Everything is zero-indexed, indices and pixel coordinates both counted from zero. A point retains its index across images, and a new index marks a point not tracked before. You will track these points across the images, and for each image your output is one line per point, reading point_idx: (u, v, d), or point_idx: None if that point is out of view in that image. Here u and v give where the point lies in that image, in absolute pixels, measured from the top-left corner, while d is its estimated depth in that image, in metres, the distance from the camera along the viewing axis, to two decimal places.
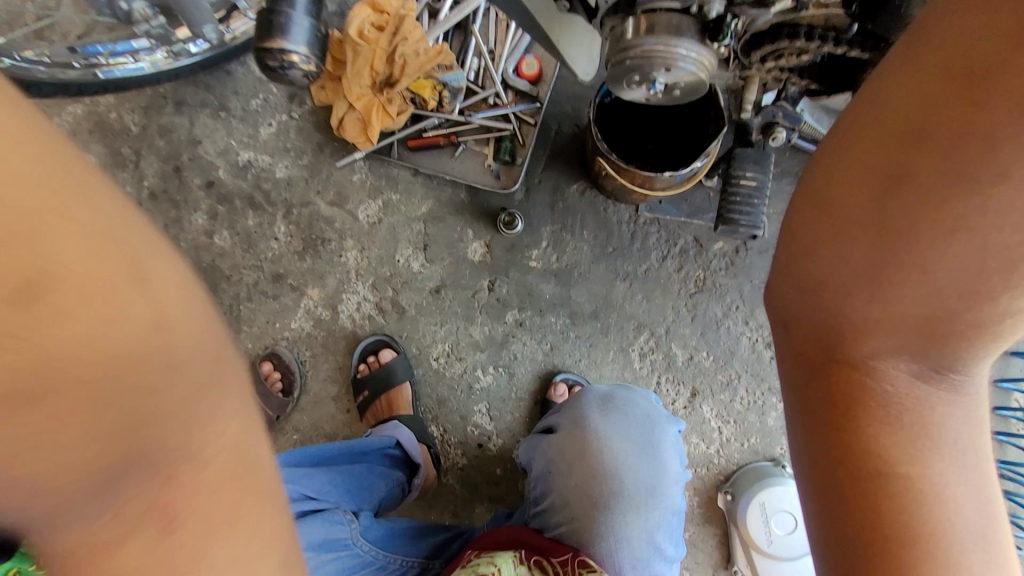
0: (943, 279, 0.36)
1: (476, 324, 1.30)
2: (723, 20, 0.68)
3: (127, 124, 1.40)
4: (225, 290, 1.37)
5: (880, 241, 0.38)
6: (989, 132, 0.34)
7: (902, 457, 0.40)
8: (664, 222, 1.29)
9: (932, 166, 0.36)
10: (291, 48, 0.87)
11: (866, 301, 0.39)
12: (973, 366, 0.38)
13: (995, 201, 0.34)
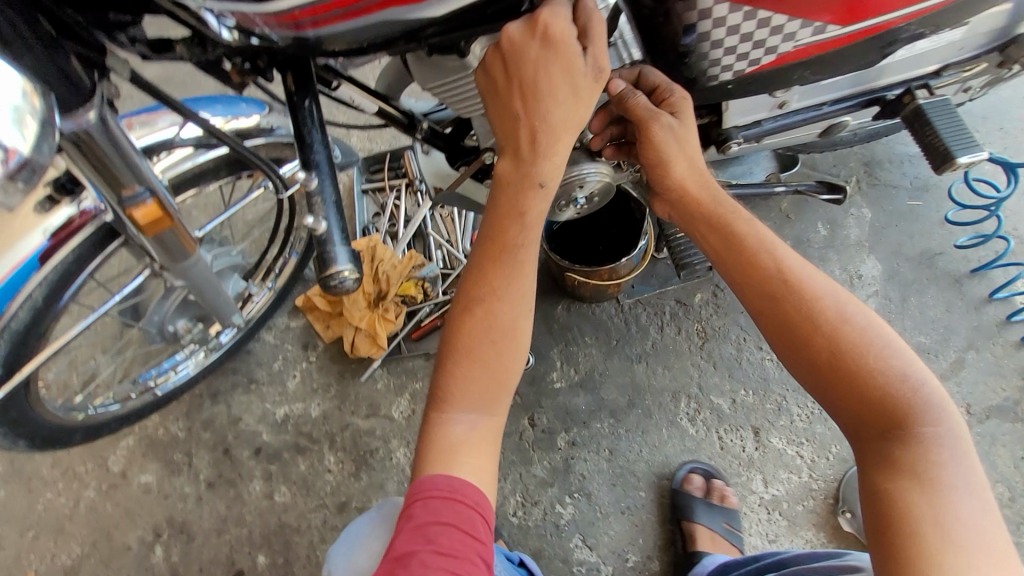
0: (843, 365, 0.62)
1: (535, 462, 1.35)
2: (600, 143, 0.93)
3: (175, 432, 1.56)
4: (300, 541, 1.40)
5: (807, 351, 0.64)
6: (807, 287, 0.64)
7: (917, 482, 0.58)
8: (645, 300, 1.45)
9: (799, 312, 0.64)
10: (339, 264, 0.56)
11: (840, 389, 0.62)
12: (909, 412, 0.60)
13: (844, 323, 0.62)
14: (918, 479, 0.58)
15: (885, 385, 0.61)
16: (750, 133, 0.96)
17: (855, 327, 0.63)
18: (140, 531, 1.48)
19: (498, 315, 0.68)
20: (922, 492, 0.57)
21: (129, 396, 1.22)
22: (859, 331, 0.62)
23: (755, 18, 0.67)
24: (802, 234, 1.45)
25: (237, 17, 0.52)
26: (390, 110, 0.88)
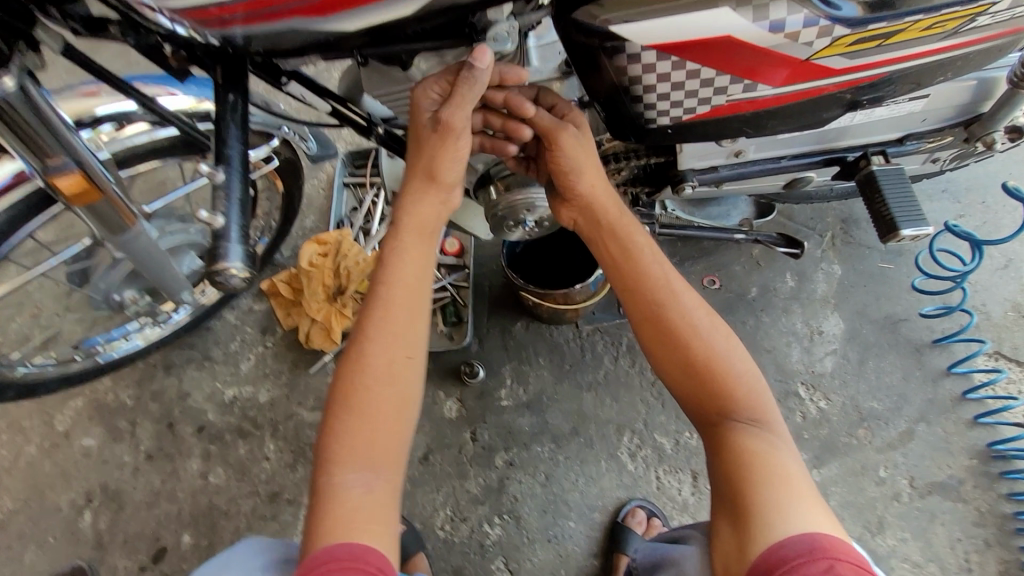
0: (695, 352, 0.73)
1: (470, 478, 1.34)
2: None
3: (123, 399, 1.56)
4: (226, 526, 1.40)
5: (670, 351, 0.74)
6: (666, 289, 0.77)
7: (749, 453, 0.68)
8: (604, 328, 1.45)
9: (665, 308, 0.75)
10: (228, 263, 0.57)
11: (693, 378, 0.73)
12: (748, 401, 0.71)
13: (691, 319, 0.74)
14: (751, 454, 0.68)
15: (734, 370, 0.72)
16: (706, 177, 0.96)
17: (704, 322, 0.74)
18: (73, 494, 1.48)
19: (376, 396, 0.71)
20: (757, 463, 0.67)
21: (71, 359, 1.22)
22: (705, 326, 0.74)
23: (683, 68, 0.66)
24: (770, 282, 1.44)
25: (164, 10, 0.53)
26: (345, 111, 0.88)
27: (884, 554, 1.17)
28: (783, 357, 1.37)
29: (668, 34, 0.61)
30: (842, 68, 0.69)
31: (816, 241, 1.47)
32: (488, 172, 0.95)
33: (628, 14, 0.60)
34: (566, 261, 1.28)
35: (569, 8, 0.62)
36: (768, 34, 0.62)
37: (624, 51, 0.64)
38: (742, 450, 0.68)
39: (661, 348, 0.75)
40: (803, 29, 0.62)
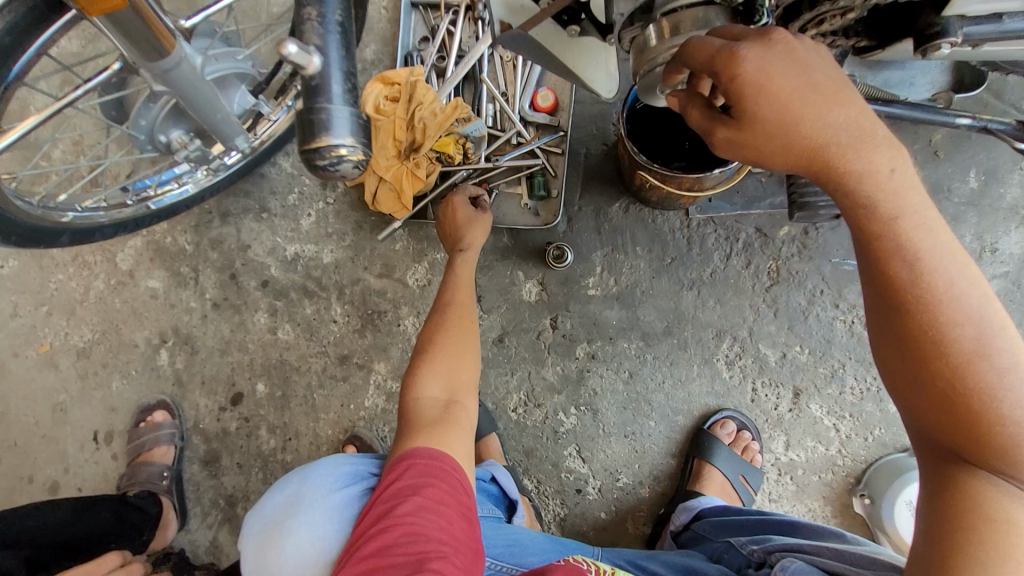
0: (951, 377, 0.47)
1: (548, 366, 1.27)
2: (754, 5, 0.64)
3: (182, 244, 1.48)
4: (298, 381, 1.40)
5: (904, 361, 0.49)
6: (916, 270, 0.48)
7: (988, 520, 0.47)
8: (719, 219, 1.22)
9: (909, 302, 0.48)
10: (337, 142, 0.56)
11: (927, 405, 0.49)
12: (1019, 456, 0.47)
13: (951, 326, 0.47)
14: (999, 539, 0.46)
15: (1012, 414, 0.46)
16: (976, 31, 0.65)
17: (969, 332, 0.47)
18: (147, 333, 1.49)
19: (447, 344, 0.92)
20: (992, 542, 0.47)
21: (122, 203, 1.08)
22: (977, 339, 0.47)
23: None
24: (944, 180, 1.14)
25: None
26: None
27: None
28: None
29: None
30: None
31: None
32: (650, 3, 0.66)
33: None
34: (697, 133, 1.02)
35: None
36: None
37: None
38: (979, 530, 0.47)
39: (893, 353, 0.50)
40: None
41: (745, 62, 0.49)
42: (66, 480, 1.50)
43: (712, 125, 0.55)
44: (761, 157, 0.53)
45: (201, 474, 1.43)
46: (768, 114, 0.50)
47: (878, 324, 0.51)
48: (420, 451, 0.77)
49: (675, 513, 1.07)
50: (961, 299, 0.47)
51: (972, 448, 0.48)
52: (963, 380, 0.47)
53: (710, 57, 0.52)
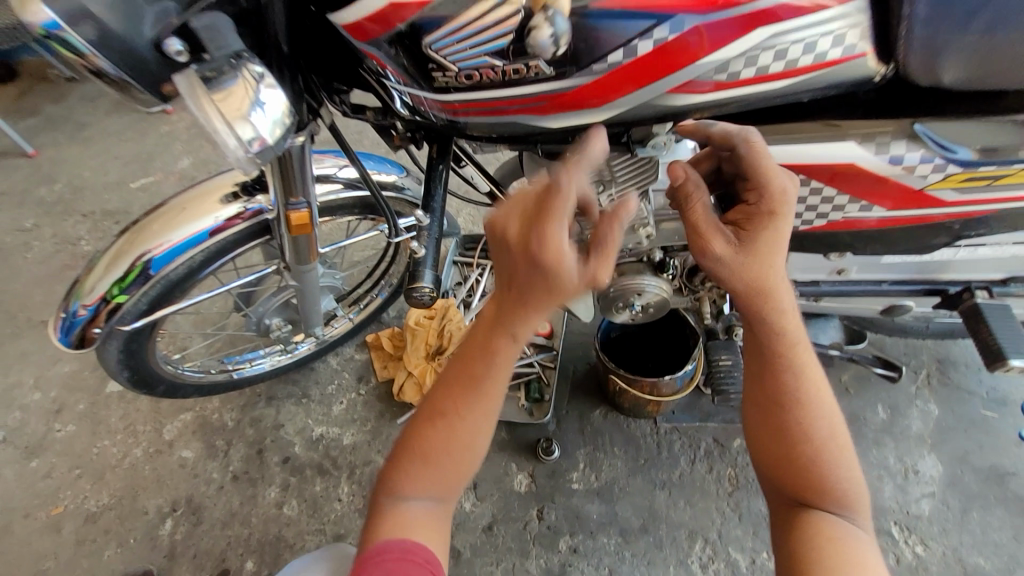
0: (811, 439, 0.73)
1: (532, 558, 1.33)
2: (664, 261, 1.05)
3: (225, 420, 1.72)
4: (288, 559, 1.44)
5: (785, 429, 0.74)
6: (797, 375, 0.74)
7: (831, 536, 0.71)
8: (682, 429, 1.46)
9: (790, 391, 0.74)
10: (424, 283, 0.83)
11: (797, 461, 0.74)
12: (843, 499, 0.73)
13: (813, 412, 0.74)
14: (837, 549, 0.70)
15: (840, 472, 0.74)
16: (808, 289, 1.04)
17: (822, 421, 0.74)
18: (160, 501, 1.60)
19: (467, 425, 0.70)
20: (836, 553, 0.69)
21: (209, 370, 1.39)
22: (824, 424, 0.74)
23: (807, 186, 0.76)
24: (859, 411, 1.42)
25: (413, 102, 0.73)
26: (498, 194, 1.07)
27: None
28: (874, 491, 1.31)
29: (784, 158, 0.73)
30: (954, 202, 0.74)
31: (910, 376, 1.45)
32: None
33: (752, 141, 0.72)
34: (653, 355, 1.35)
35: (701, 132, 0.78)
36: (887, 166, 0.70)
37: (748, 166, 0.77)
38: (821, 547, 0.70)
39: (773, 424, 0.75)
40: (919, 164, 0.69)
41: (778, 209, 0.70)
42: None
43: (709, 228, 0.72)
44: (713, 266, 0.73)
45: None
46: (763, 246, 0.71)
47: (788, 412, 0.74)
48: (393, 539, 0.70)
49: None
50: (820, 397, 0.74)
51: (811, 492, 0.74)
52: (819, 448, 0.73)
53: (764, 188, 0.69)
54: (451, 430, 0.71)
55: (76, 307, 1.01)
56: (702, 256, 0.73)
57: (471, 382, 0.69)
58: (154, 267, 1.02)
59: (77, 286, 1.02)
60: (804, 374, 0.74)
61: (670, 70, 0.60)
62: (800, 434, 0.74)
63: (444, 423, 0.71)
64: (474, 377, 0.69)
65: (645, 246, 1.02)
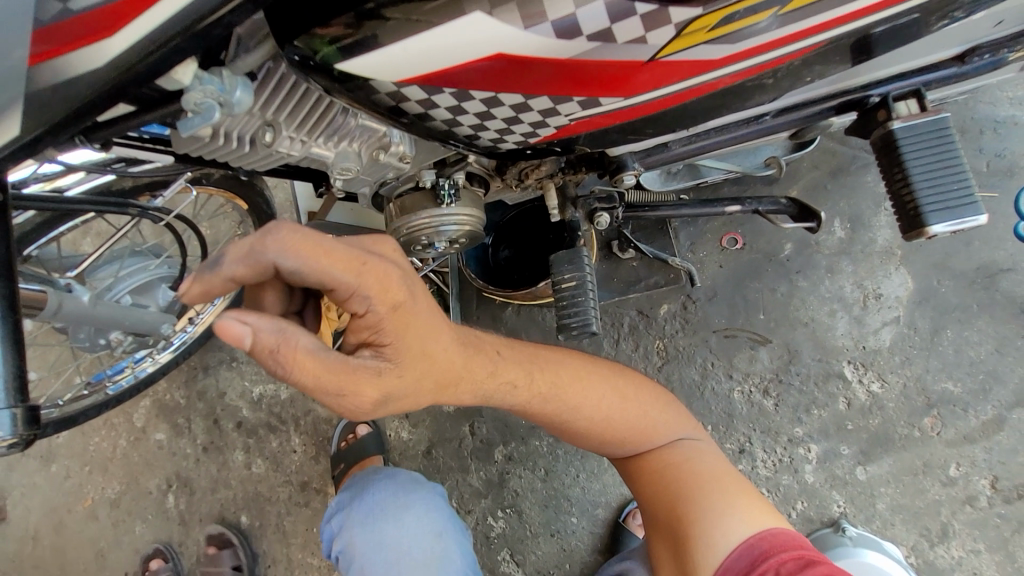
0: (604, 413, 0.83)
1: (472, 472, 1.33)
2: (439, 185, 0.74)
3: (178, 398, 1.74)
4: (271, 510, 1.55)
5: (583, 419, 0.82)
6: (572, 380, 0.81)
7: (670, 458, 0.88)
8: (603, 308, 1.26)
9: (566, 395, 0.80)
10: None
11: (603, 437, 0.85)
12: (663, 430, 0.89)
13: (600, 395, 0.82)
14: (674, 476, 0.86)
15: (640, 419, 0.86)
16: (654, 159, 0.73)
17: (609, 394, 0.83)
18: (157, 480, 1.74)
19: None
20: (680, 474, 0.86)
21: (82, 394, 1.31)
22: (615, 398, 0.84)
23: (476, 97, 0.50)
24: (809, 233, 1.14)
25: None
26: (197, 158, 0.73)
27: (946, 568, 0.98)
28: (824, 330, 1.11)
29: (413, 68, 0.46)
30: (723, 56, 0.50)
31: (878, 171, 1.12)
32: (379, 194, 0.78)
33: (351, 47, 0.45)
34: (531, 256, 1.07)
35: (279, 37, 0.45)
36: (559, 43, 0.44)
37: (378, 91, 0.49)
38: (660, 477, 0.87)
39: (575, 421, 0.82)
40: (613, 25, 0.43)
41: (403, 302, 0.54)
42: None
43: (354, 374, 0.53)
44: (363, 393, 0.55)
45: None
46: (418, 348, 0.57)
47: (571, 414, 0.81)
48: None
49: (617, 558, 0.97)
50: (599, 377, 0.84)
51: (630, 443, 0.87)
52: (618, 421, 0.84)
53: (376, 290, 0.52)
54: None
55: None
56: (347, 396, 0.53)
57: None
58: None
59: None
60: (547, 388, 0.78)
61: None
62: (592, 422, 0.82)
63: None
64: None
65: (406, 167, 0.71)
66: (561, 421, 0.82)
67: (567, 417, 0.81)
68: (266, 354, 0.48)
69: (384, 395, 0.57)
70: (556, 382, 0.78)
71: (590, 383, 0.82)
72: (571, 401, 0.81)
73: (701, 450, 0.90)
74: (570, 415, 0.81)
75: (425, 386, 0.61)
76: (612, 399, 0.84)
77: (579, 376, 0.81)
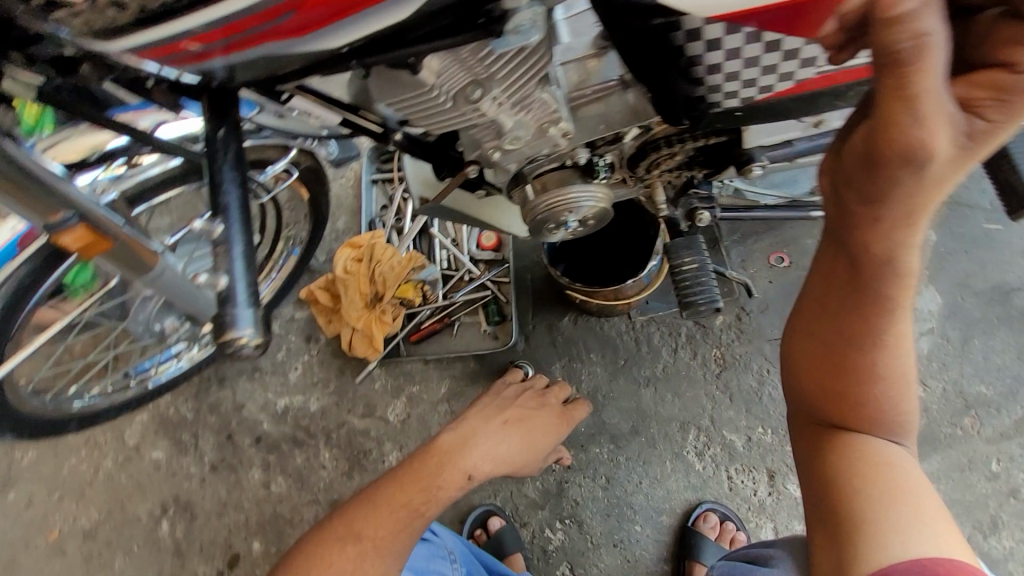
0: (869, 359, 0.56)
1: (528, 482, 1.31)
2: (592, 162, 0.81)
3: (184, 412, 1.60)
4: (293, 533, 1.45)
5: (824, 343, 0.58)
6: (871, 306, 0.52)
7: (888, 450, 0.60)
8: (660, 318, 1.34)
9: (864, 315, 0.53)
10: (237, 333, 0.49)
11: (825, 374, 0.59)
12: (903, 419, 0.60)
13: (889, 346, 0.55)
14: (878, 471, 0.58)
15: (893, 386, 0.58)
16: (776, 154, 0.82)
17: (880, 350, 0.55)
18: (150, 505, 1.57)
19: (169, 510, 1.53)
20: (879, 481, 0.58)
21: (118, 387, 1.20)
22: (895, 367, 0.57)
23: (761, 40, 0.57)
24: None
25: (169, 63, 0.49)
26: (356, 119, 0.79)
27: (1001, 558, 1.06)
28: None
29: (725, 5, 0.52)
30: None
31: None
32: (520, 172, 0.83)
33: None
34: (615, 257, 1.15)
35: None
36: None
37: (682, 27, 0.54)
38: (859, 459, 0.60)
39: (823, 340, 0.58)
40: None
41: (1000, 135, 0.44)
42: None
43: (931, 112, 0.40)
44: (890, 142, 0.42)
45: None
46: (948, 179, 0.45)
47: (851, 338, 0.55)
48: None
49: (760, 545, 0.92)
50: (876, 322, 0.54)
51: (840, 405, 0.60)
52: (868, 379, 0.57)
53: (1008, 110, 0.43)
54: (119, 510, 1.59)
55: None
56: (893, 128, 0.41)
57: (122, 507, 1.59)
58: None
59: None
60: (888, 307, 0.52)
61: None
62: (857, 358, 0.56)
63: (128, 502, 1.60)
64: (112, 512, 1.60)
65: (565, 147, 0.77)
66: (837, 328, 0.56)
67: (846, 333, 0.56)
68: (931, 27, 0.37)
69: (908, 160, 0.42)
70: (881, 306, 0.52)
71: (882, 339, 0.55)
72: (876, 327, 0.54)
73: (917, 478, 0.59)
74: (809, 325, 0.60)
75: (904, 206, 0.45)
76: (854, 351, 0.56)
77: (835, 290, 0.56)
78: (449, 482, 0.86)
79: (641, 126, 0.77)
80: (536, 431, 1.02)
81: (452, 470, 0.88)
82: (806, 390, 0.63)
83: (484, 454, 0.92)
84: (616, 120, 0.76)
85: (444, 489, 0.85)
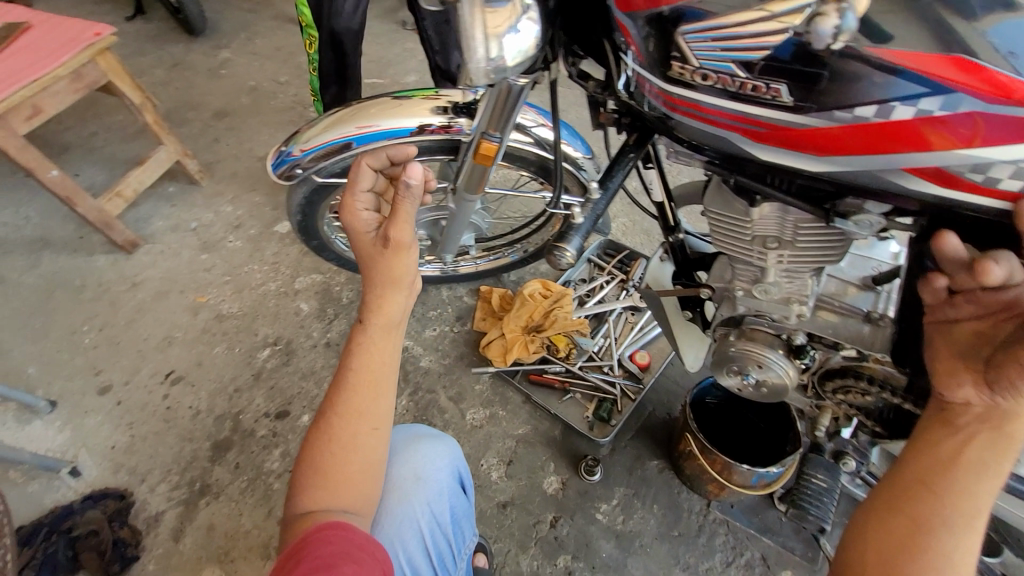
0: (950, 533, 0.63)
1: (527, 554, 1.34)
2: (804, 348, 0.97)
3: (343, 297, 1.93)
4: None
5: (913, 500, 0.66)
6: (967, 477, 0.65)
7: None
8: (734, 528, 1.35)
9: (958, 481, 0.65)
10: (567, 248, 0.74)
11: (901, 530, 0.65)
12: None
13: (966, 529, 0.63)
14: None
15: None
16: None
17: (963, 534, 0.63)
18: (269, 331, 1.87)
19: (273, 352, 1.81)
20: None
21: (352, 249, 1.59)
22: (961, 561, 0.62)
23: None
24: None
25: (638, 81, 0.73)
26: (667, 209, 1.07)
27: None
28: None
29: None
30: None
31: None
32: (739, 319, 1.02)
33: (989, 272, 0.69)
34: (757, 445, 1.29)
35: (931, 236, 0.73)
36: None
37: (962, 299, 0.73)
38: None
39: (911, 495, 0.66)
40: None
41: None
42: (118, 389, 1.74)
43: None
44: None
45: (205, 452, 1.59)
46: None
47: (938, 498, 0.65)
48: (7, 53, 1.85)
49: None
50: (970, 504, 0.64)
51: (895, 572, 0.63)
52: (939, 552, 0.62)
53: None
54: (248, 317, 1.91)
55: (291, 151, 1.22)
56: None
57: (251, 317, 1.91)
58: (349, 146, 1.20)
59: (297, 133, 1.22)
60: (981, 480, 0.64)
61: (886, 151, 0.61)
62: (938, 524, 0.63)
63: (255, 317, 1.91)
64: (242, 313, 1.93)
65: (790, 322, 0.96)
66: (931, 491, 0.65)
67: (937, 493, 0.65)
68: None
69: None
70: (974, 475, 0.65)
71: (967, 519, 0.63)
72: (961, 502, 0.64)
73: None
74: (902, 488, 0.67)
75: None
76: (934, 526, 0.63)
77: (927, 477, 0.67)
78: (366, 343, 0.78)
79: (858, 350, 0.94)
80: (380, 272, 0.79)
81: (361, 331, 0.78)
82: (868, 542, 0.66)
83: (374, 304, 0.78)
84: (841, 335, 0.94)
85: (358, 358, 0.77)
